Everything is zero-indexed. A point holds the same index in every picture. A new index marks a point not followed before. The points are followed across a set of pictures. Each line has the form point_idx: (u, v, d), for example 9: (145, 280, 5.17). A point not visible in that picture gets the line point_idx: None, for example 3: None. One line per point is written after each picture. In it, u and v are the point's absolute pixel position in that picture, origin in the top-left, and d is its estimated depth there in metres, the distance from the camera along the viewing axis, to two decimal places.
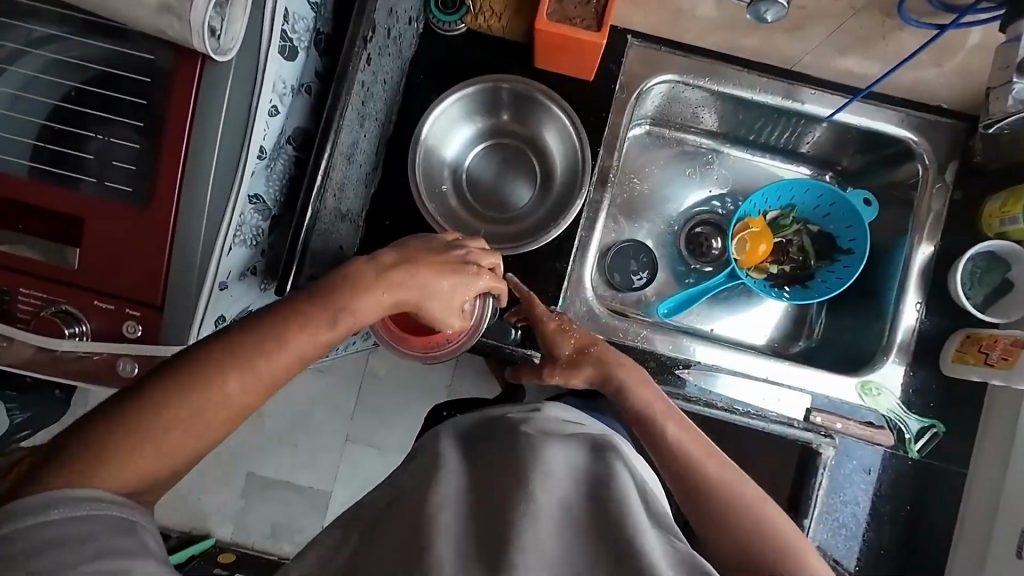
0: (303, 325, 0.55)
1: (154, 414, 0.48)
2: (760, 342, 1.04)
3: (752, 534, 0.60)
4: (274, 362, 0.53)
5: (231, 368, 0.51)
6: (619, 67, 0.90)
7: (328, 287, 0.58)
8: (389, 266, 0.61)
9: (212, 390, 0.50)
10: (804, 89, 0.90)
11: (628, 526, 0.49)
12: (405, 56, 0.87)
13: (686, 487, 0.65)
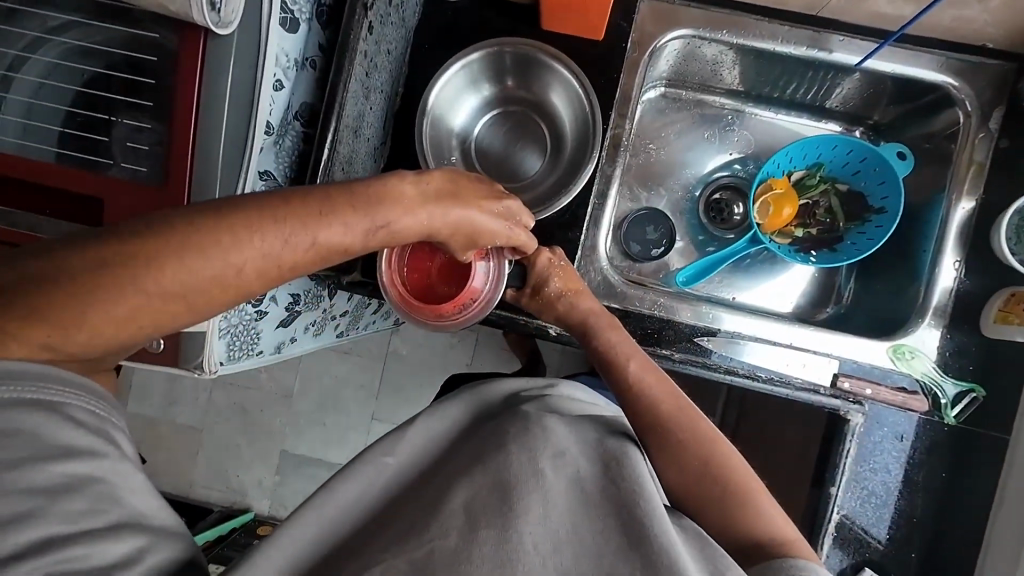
0: (332, 218, 0.57)
1: (171, 254, 0.49)
2: (786, 309, 1.00)
3: (735, 519, 0.60)
4: (294, 249, 0.55)
5: (253, 236, 0.52)
6: (631, 24, 0.85)
7: (373, 197, 0.60)
8: (432, 195, 0.65)
9: (232, 252, 0.51)
10: (832, 36, 0.85)
11: (639, 508, 0.49)
12: (408, 25, 0.85)
13: (694, 467, 0.64)
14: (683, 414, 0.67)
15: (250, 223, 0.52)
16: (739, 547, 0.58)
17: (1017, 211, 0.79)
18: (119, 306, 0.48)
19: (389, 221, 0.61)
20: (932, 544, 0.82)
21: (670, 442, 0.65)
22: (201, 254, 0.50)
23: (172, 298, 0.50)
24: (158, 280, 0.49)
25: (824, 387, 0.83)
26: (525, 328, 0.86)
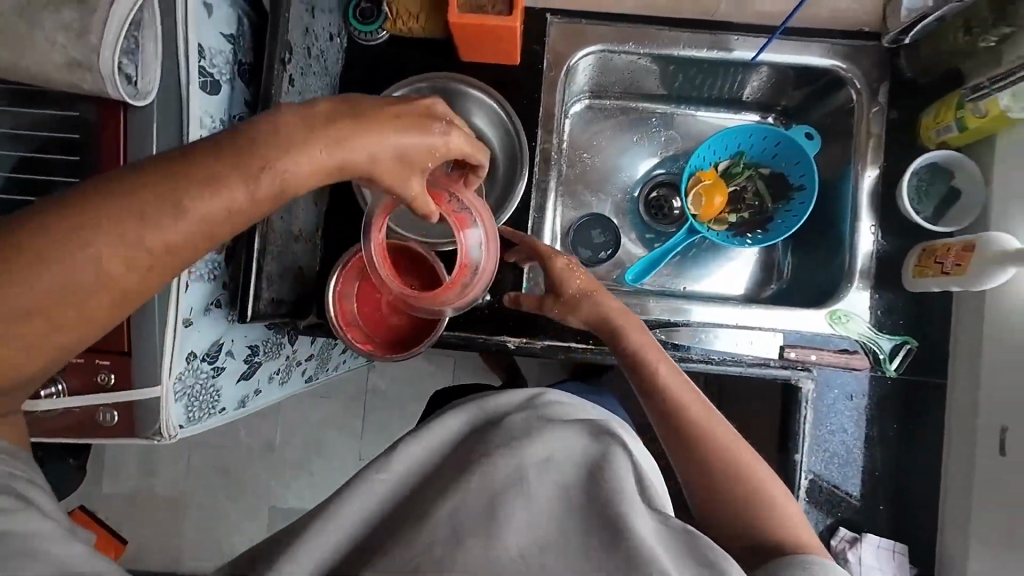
0: (208, 180, 0.49)
1: (23, 268, 0.45)
2: (738, 292, 1.05)
3: (749, 518, 0.60)
4: (167, 228, 0.48)
5: (115, 228, 0.46)
6: (543, 47, 0.91)
7: (246, 141, 0.50)
8: (325, 121, 0.53)
9: (90, 252, 0.46)
10: (731, 36, 0.91)
11: (624, 509, 0.49)
12: (333, 72, 0.88)
13: (684, 454, 0.64)
14: (700, 409, 0.65)
15: (119, 210, 0.47)
16: (752, 545, 0.58)
17: (914, 172, 0.85)
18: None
19: (271, 165, 0.50)
20: (898, 496, 0.86)
21: (688, 439, 0.63)
22: (57, 263, 0.45)
23: (55, 309, 0.46)
24: (22, 303, 0.45)
25: (773, 361, 0.87)
26: (485, 346, 0.88)
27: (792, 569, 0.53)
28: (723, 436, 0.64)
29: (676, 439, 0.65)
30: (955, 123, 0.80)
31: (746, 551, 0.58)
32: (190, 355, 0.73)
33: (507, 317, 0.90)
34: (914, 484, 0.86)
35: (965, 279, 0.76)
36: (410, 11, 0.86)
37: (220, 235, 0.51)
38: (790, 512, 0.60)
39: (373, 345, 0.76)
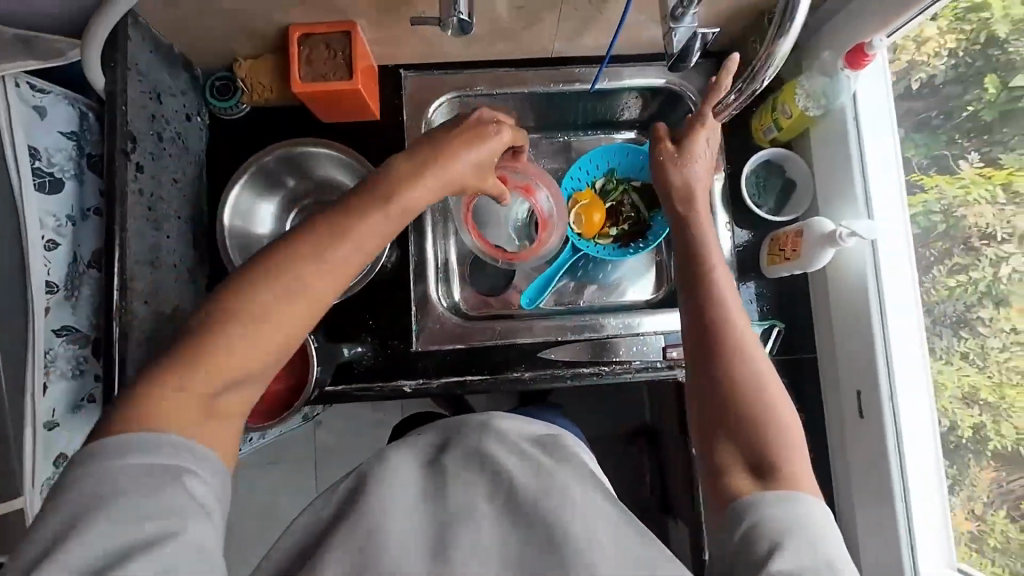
0: (360, 212, 0.56)
1: (245, 311, 0.51)
2: (642, 299, 1.09)
3: (751, 440, 0.61)
4: (302, 269, 0.53)
5: (260, 281, 0.52)
6: (401, 100, 0.95)
7: (385, 178, 0.60)
8: (420, 162, 0.62)
9: (241, 300, 0.51)
10: (577, 69, 0.97)
11: (564, 518, 0.50)
12: (196, 149, 0.90)
13: (709, 356, 0.66)
14: (741, 324, 0.68)
15: (296, 271, 0.52)
16: (751, 463, 0.61)
17: (752, 171, 0.94)
18: (234, 359, 0.50)
19: (394, 197, 0.58)
20: None
21: (712, 355, 0.66)
22: (261, 292, 0.51)
23: (272, 328, 0.52)
24: (250, 330, 0.51)
25: (659, 363, 0.92)
26: (381, 393, 0.90)
27: (774, 501, 0.56)
28: (756, 355, 0.66)
29: (704, 344, 0.67)
30: (773, 126, 0.89)
31: (738, 470, 0.61)
32: (60, 456, 0.75)
33: (399, 362, 0.92)
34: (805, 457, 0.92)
35: (800, 262, 0.83)
36: (263, 82, 0.89)
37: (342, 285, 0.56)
38: (780, 423, 0.62)
39: (256, 417, 0.82)
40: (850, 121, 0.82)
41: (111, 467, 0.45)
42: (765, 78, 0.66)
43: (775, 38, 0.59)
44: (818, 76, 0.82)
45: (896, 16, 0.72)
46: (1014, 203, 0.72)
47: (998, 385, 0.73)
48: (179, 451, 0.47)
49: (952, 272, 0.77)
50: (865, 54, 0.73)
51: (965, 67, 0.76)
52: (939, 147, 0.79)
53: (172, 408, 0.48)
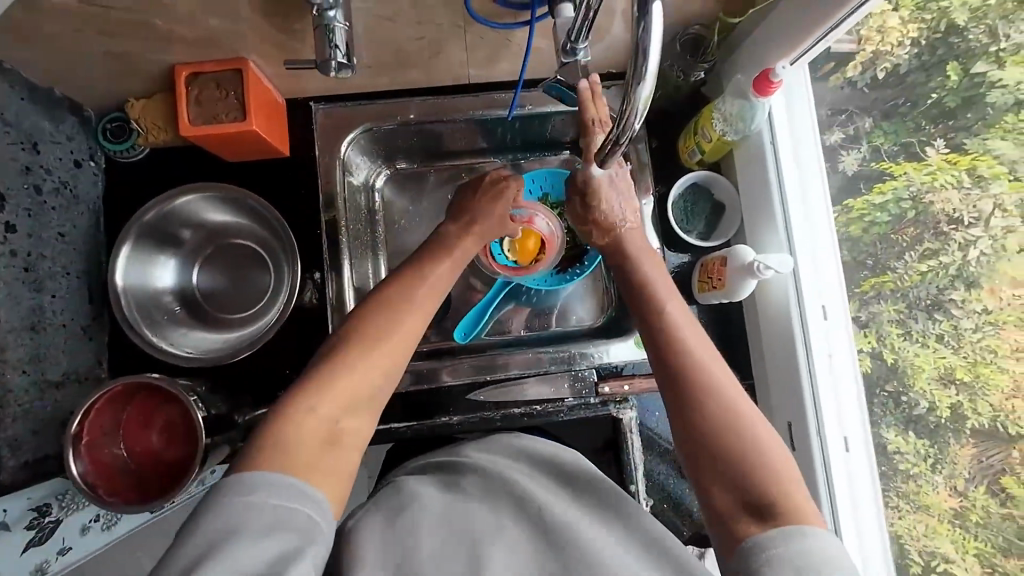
0: (429, 262, 0.76)
1: (360, 343, 0.62)
2: (582, 326, 1.02)
3: (744, 473, 0.56)
4: (387, 306, 0.67)
5: (358, 324, 0.65)
6: (312, 135, 0.91)
7: (441, 239, 0.82)
8: (465, 223, 0.84)
9: (365, 337, 0.63)
10: (496, 96, 0.93)
11: (573, 533, 0.60)
12: (87, 196, 0.84)
13: (678, 407, 0.61)
14: (698, 345, 0.64)
15: (383, 320, 0.65)
16: (747, 502, 0.55)
17: (678, 196, 0.90)
18: (348, 383, 0.59)
19: (456, 248, 0.81)
20: None
21: (677, 384, 0.61)
22: (369, 328, 0.64)
23: (371, 357, 0.62)
24: (356, 360, 0.61)
25: (592, 399, 0.90)
26: None
27: (781, 535, 0.51)
28: (722, 379, 0.61)
29: (671, 394, 0.62)
30: (695, 150, 0.87)
31: (737, 510, 0.55)
32: None
33: None
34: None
35: (727, 292, 0.82)
36: (156, 122, 0.83)
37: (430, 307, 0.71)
38: (770, 456, 0.57)
39: (110, 488, 0.67)
40: (767, 145, 0.81)
41: (251, 505, 0.48)
42: (627, 138, 0.55)
43: (632, 91, 0.50)
44: (733, 99, 0.79)
45: (805, 36, 0.69)
46: (981, 186, 0.68)
47: (971, 364, 0.69)
48: (289, 500, 0.50)
49: (924, 257, 0.73)
50: (771, 81, 0.72)
51: (928, 54, 0.71)
52: (906, 135, 0.75)
53: (306, 429, 0.55)
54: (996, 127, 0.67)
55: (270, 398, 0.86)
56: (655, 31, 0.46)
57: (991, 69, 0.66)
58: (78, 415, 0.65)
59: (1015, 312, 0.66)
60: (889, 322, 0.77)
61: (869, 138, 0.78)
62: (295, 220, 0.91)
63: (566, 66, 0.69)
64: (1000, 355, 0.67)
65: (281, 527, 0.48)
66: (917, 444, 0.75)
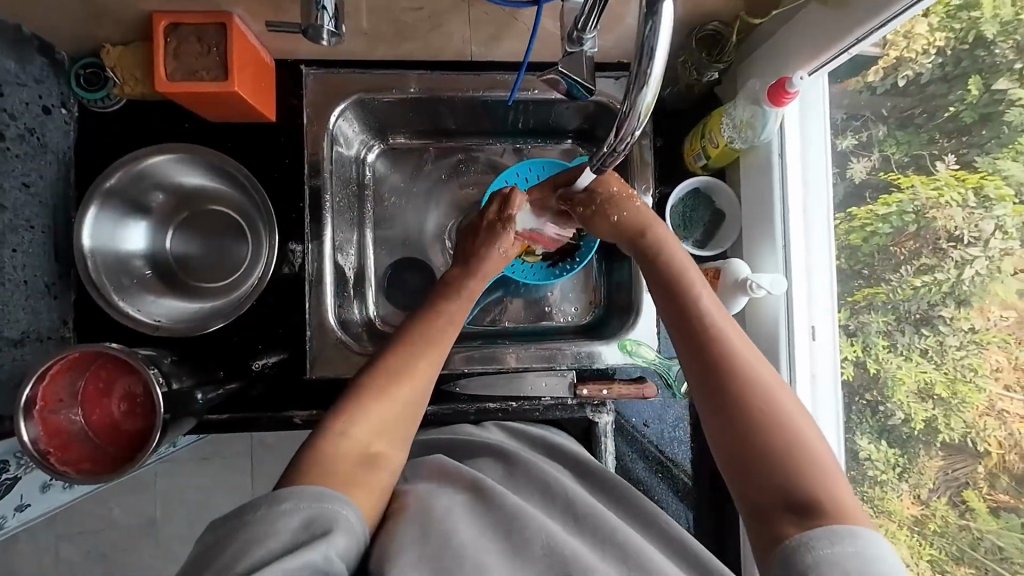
0: (453, 289, 0.80)
1: (390, 371, 0.68)
2: (567, 323, 1.00)
3: (785, 471, 0.55)
4: (415, 336, 0.73)
5: (388, 352, 0.70)
6: (301, 100, 0.86)
7: (459, 261, 0.84)
8: (477, 242, 0.84)
9: (393, 364, 0.69)
10: (498, 75, 0.89)
11: (599, 516, 0.64)
12: (57, 146, 0.79)
13: (719, 403, 0.60)
14: (736, 340, 0.63)
15: (412, 355, 0.70)
16: (790, 501, 0.54)
17: (678, 201, 0.87)
18: (379, 409, 0.65)
19: (478, 267, 0.82)
20: (711, 509, 0.88)
21: (715, 381, 0.61)
22: (399, 356, 0.70)
23: (401, 383, 0.67)
24: (386, 386, 0.66)
25: (570, 400, 0.88)
26: (270, 424, 0.83)
27: (827, 535, 0.50)
28: (765, 374, 0.60)
29: (711, 389, 0.61)
30: (701, 154, 0.83)
31: (777, 509, 0.54)
32: None
33: (289, 391, 0.84)
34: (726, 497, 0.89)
35: None
36: (131, 73, 0.78)
37: (452, 333, 0.76)
38: (815, 452, 0.56)
39: (62, 458, 0.65)
40: (775, 157, 0.78)
41: (280, 513, 0.52)
42: (624, 144, 0.54)
43: (634, 93, 0.48)
44: (745, 105, 0.75)
45: (826, 47, 0.66)
46: (983, 207, 0.66)
47: (951, 381, 0.69)
48: (317, 502, 0.54)
49: (919, 272, 0.71)
50: (787, 91, 0.69)
51: (952, 66, 0.67)
52: (919, 146, 0.71)
53: (343, 453, 0.60)
54: (1007, 148, 0.64)
55: (242, 371, 0.84)
56: (662, 32, 0.45)
57: (1012, 88, 0.63)
58: (32, 381, 0.62)
59: (1001, 332, 0.66)
60: (878, 333, 0.75)
61: (881, 146, 0.75)
62: (277, 189, 0.86)
63: (569, 56, 0.64)
64: (980, 373, 0.67)
65: (308, 528, 0.52)
66: (889, 452, 0.75)
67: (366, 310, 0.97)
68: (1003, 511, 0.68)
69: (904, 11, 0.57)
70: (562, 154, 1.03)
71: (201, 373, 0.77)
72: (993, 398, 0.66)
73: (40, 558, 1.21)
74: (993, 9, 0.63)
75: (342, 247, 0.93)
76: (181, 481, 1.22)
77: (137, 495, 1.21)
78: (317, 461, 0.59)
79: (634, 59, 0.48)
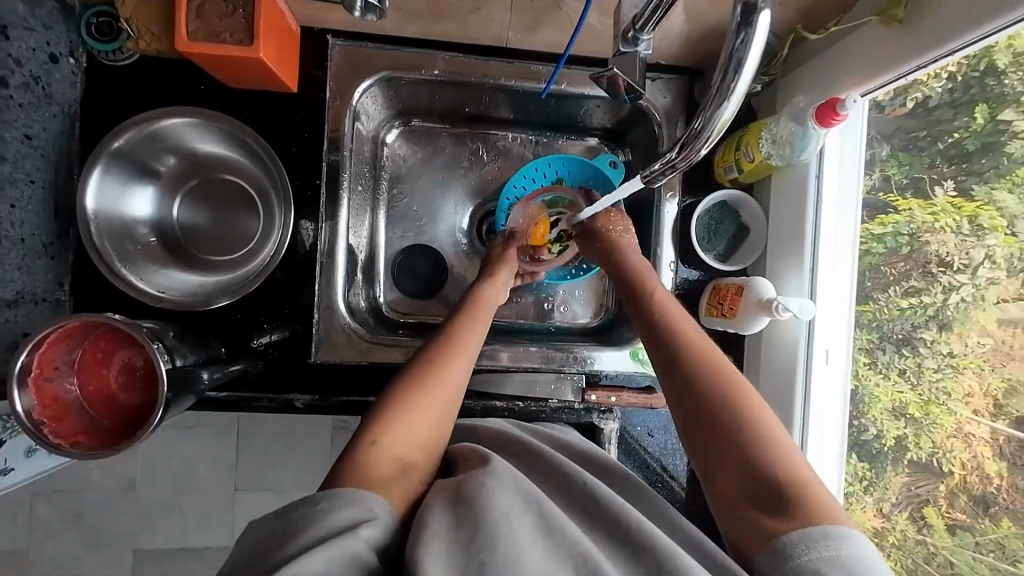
0: (461, 317, 0.80)
1: (410, 397, 0.68)
2: (577, 325, 0.99)
3: (753, 469, 0.54)
4: (433, 360, 0.72)
5: (409, 378, 0.70)
6: (326, 72, 0.82)
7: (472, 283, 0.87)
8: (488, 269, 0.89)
9: (413, 391, 0.68)
10: (532, 65, 0.85)
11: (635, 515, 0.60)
12: (62, 97, 0.74)
13: (687, 409, 0.60)
14: (700, 347, 0.64)
15: (445, 375, 0.71)
16: (759, 499, 0.53)
17: (704, 211, 0.86)
18: (402, 433, 0.65)
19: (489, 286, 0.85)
20: (705, 520, 0.89)
21: (683, 386, 0.61)
22: (419, 383, 0.69)
23: (422, 411, 0.67)
24: (407, 414, 0.66)
25: (576, 404, 0.87)
26: (270, 407, 0.80)
27: (803, 540, 0.48)
28: (731, 378, 0.60)
29: (679, 397, 0.61)
30: (732, 166, 0.82)
31: (749, 510, 0.53)
32: None
33: (293, 372, 0.82)
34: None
35: (736, 321, 0.79)
36: (148, 27, 0.74)
37: (468, 355, 0.74)
38: (781, 450, 0.55)
39: (62, 427, 0.62)
40: (811, 178, 0.76)
41: (319, 511, 0.55)
42: (688, 159, 0.54)
43: (712, 108, 0.48)
44: (786, 121, 0.74)
45: (885, 71, 0.64)
46: (976, 235, 0.69)
47: (925, 403, 0.74)
48: (348, 500, 0.57)
49: (906, 294, 0.75)
50: (837, 112, 0.67)
51: (960, 92, 0.67)
52: (918, 170, 0.74)
53: (373, 472, 0.61)
54: (1005, 179, 0.66)
55: (244, 350, 0.81)
56: (753, 48, 0.44)
57: (1016, 119, 0.65)
58: (28, 347, 0.59)
59: (977, 358, 0.70)
60: (858, 351, 0.79)
61: (881, 166, 0.77)
62: (294, 164, 0.83)
63: (621, 56, 0.62)
64: (953, 397, 0.72)
65: (342, 526, 0.54)
66: (857, 466, 0.79)
67: (374, 295, 0.94)
68: (958, 529, 0.72)
69: (977, 40, 0.56)
70: (585, 152, 1.01)
71: (204, 349, 0.75)
72: (962, 421, 0.71)
73: (13, 516, 1.18)
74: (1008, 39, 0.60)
75: (354, 229, 0.90)
76: (166, 451, 1.19)
77: (120, 461, 1.19)
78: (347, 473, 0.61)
79: (717, 70, 0.46)
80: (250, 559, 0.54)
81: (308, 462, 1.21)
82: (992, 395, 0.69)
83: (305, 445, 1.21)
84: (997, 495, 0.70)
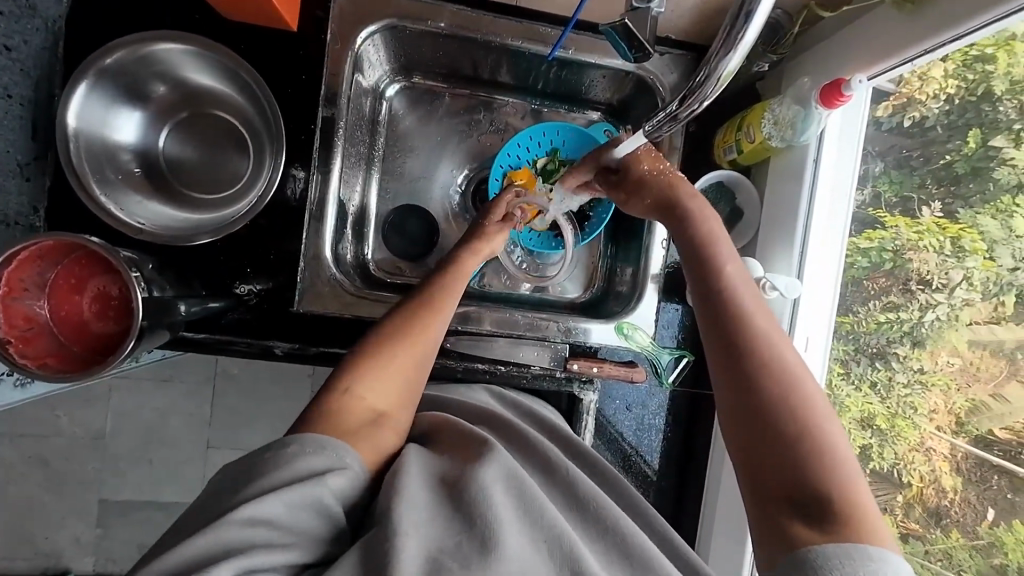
0: (452, 280, 0.76)
1: (385, 348, 0.66)
2: (565, 297, 0.98)
3: (804, 467, 0.52)
4: (412, 314, 0.70)
5: (386, 330, 0.68)
6: (328, 14, 0.80)
7: (454, 250, 0.81)
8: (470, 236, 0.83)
9: (386, 343, 0.67)
10: (541, 28, 0.83)
11: (608, 512, 0.63)
12: (47, 12, 0.71)
13: (739, 401, 0.56)
14: (763, 334, 0.58)
15: (422, 334, 0.69)
16: (800, 504, 0.51)
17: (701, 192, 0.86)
18: (371, 381, 0.64)
19: (464, 259, 0.79)
20: (673, 498, 0.91)
21: (736, 374, 0.57)
22: (394, 334, 0.68)
23: (394, 365, 0.66)
24: (382, 362, 0.65)
25: (558, 373, 0.87)
26: (246, 351, 0.79)
27: (837, 553, 0.47)
28: (793, 376, 0.56)
29: (734, 389, 0.57)
30: (733, 146, 0.82)
31: (786, 508, 0.51)
32: None
33: (275, 321, 0.81)
34: (689, 492, 0.91)
35: None
36: None
37: (446, 311, 0.72)
38: (836, 456, 0.52)
39: (34, 347, 0.61)
40: (810, 163, 0.76)
41: (288, 454, 0.55)
42: (690, 110, 0.57)
43: (718, 60, 0.51)
44: (790, 104, 0.75)
45: (891, 55, 0.65)
46: (957, 257, 0.70)
47: (891, 415, 0.76)
48: (321, 449, 0.56)
49: (885, 308, 0.76)
50: (841, 93, 0.68)
51: (957, 115, 0.69)
52: (909, 189, 0.75)
53: (345, 414, 0.61)
54: (990, 205, 0.68)
55: (225, 293, 0.79)
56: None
57: (1007, 147, 0.66)
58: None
59: (945, 377, 0.72)
60: (834, 361, 0.80)
61: (874, 182, 0.78)
62: (289, 106, 0.81)
63: (634, 12, 0.63)
64: (919, 412, 0.74)
65: (310, 472, 0.54)
66: None
67: (362, 251, 0.93)
68: (910, 537, 0.74)
69: (985, 26, 0.56)
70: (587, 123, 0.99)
71: (180, 286, 0.73)
72: (925, 435, 0.73)
73: None
74: (1007, 66, 0.64)
75: (347, 183, 0.88)
76: (138, 399, 1.17)
77: (89, 406, 1.17)
78: (319, 418, 0.60)
79: (728, 20, 0.49)
80: (226, 484, 0.54)
81: (280, 421, 1.19)
82: (955, 413, 0.71)
83: (281, 403, 1.19)
84: (950, 508, 0.72)
